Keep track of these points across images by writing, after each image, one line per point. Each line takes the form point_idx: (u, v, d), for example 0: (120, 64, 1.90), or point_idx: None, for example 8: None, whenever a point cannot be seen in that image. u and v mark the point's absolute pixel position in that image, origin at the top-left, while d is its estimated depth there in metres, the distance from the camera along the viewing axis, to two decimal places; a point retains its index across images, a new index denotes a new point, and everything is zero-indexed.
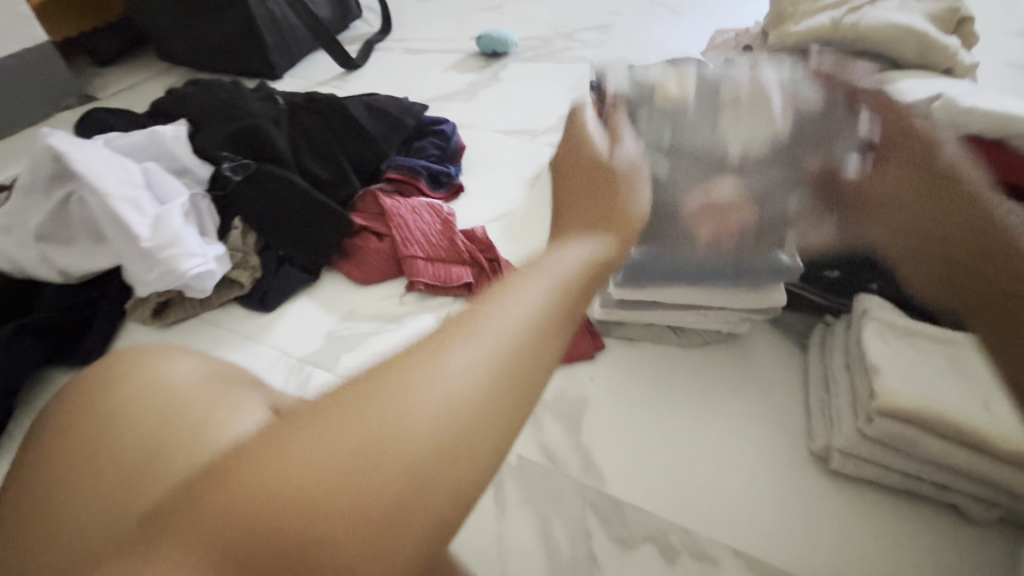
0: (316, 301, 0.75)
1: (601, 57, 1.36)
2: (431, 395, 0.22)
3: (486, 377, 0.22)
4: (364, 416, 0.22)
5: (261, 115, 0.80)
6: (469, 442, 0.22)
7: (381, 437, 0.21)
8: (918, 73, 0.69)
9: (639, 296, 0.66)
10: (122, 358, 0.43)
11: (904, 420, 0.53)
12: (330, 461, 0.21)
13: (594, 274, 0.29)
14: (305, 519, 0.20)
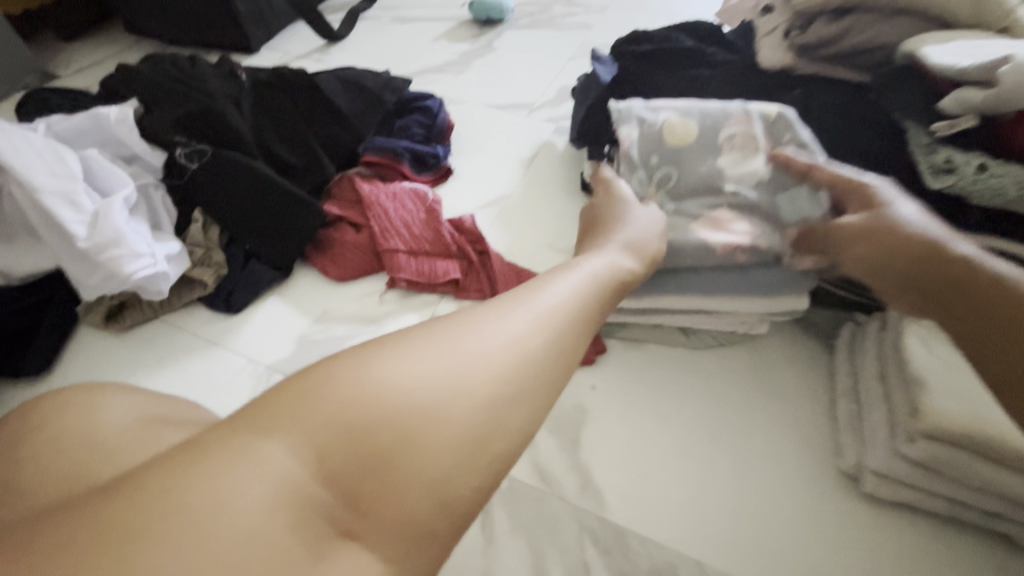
0: (288, 300, 0.68)
1: (605, 23, 1.25)
2: (495, 344, 0.32)
3: (539, 339, 0.33)
4: (451, 354, 0.31)
5: (220, 94, 0.72)
6: (483, 446, 0.29)
7: (469, 364, 0.31)
8: (971, 32, 0.59)
9: (642, 301, 0.59)
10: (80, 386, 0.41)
11: (951, 442, 0.46)
12: (429, 383, 0.29)
13: (597, 302, 0.40)
14: (403, 431, 0.28)
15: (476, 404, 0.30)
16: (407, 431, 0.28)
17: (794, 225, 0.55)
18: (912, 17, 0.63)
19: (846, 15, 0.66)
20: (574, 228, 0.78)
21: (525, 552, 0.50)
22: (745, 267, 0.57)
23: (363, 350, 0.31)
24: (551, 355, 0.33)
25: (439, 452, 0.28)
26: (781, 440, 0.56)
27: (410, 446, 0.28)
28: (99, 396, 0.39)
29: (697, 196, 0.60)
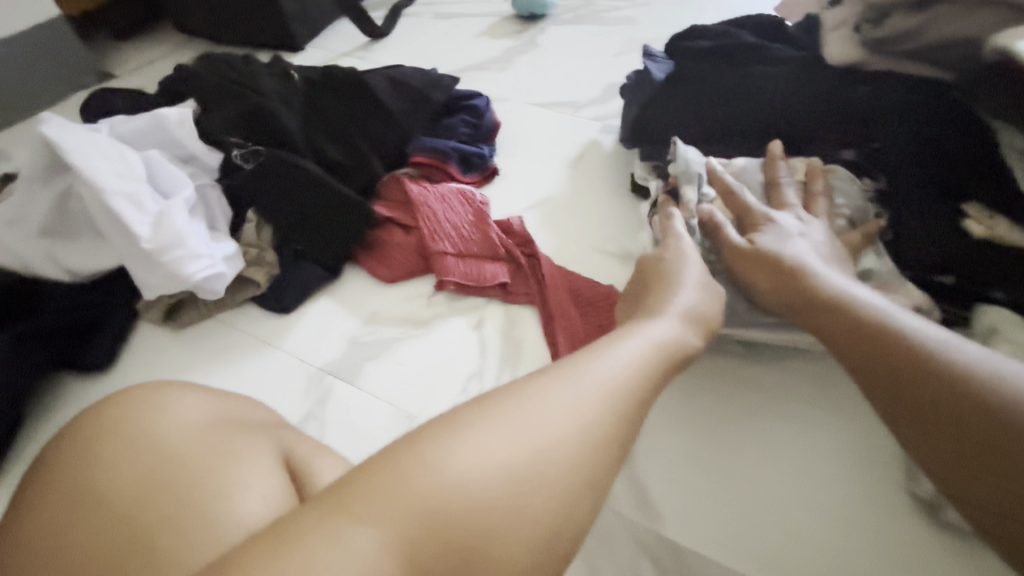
0: (337, 302, 0.68)
1: (652, 17, 1.21)
2: (557, 421, 0.35)
3: (598, 415, 0.36)
4: (516, 436, 0.34)
5: (271, 94, 0.72)
6: (557, 523, 0.33)
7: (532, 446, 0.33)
8: None
9: None
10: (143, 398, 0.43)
11: None
12: (497, 470, 0.32)
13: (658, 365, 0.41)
14: (481, 520, 0.31)
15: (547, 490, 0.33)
16: (490, 520, 0.31)
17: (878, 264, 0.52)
18: (1003, 9, 0.58)
19: (925, 9, 0.62)
20: (624, 231, 0.75)
21: None
22: None
23: (441, 439, 0.33)
24: (610, 429, 0.36)
25: (515, 539, 0.31)
26: (850, 459, 0.53)
27: (494, 532, 0.31)
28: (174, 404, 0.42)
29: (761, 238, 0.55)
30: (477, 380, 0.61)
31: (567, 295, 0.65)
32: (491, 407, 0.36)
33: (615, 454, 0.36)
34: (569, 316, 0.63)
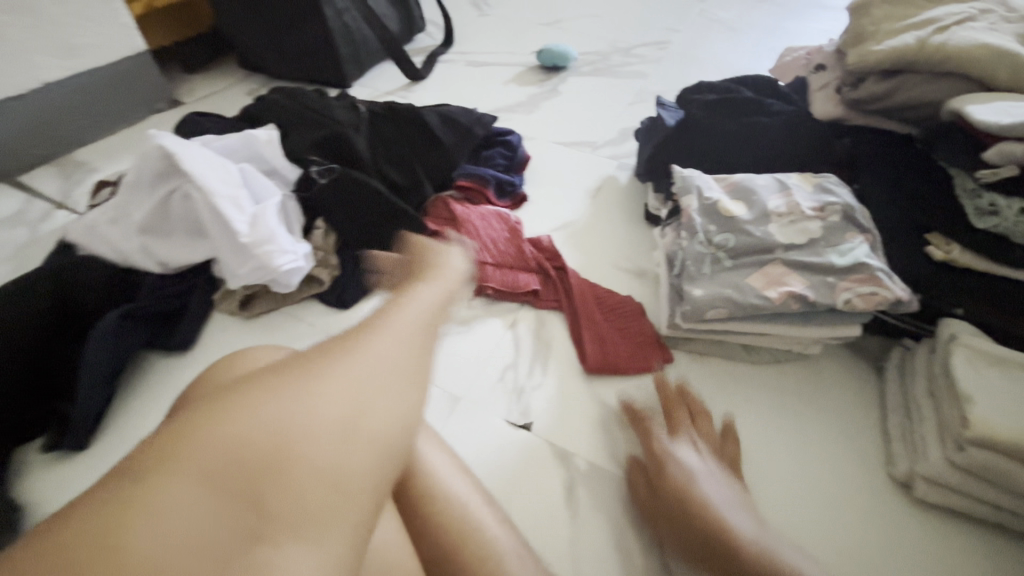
0: (389, 301, 0.78)
1: (660, 72, 1.37)
2: (386, 364, 0.34)
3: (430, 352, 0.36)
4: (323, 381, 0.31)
5: (344, 123, 0.84)
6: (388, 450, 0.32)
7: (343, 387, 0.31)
8: (1010, 95, 0.67)
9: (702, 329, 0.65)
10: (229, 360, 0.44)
11: (996, 449, 0.50)
12: (328, 413, 0.30)
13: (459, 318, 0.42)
14: (299, 463, 0.29)
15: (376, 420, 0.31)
16: (298, 462, 0.29)
17: (850, 274, 0.59)
18: (956, 79, 0.71)
19: (895, 76, 0.75)
20: (638, 252, 0.86)
21: (603, 526, 0.56)
22: (807, 313, 0.62)
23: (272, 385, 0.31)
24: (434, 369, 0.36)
25: (338, 475, 0.29)
26: (835, 446, 0.62)
27: (304, 478, 0.28)
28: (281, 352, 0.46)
29: (753, 254, 0.63)
30: (513, 371, 0.70)
31: (592, 302, 0.74)
32: (306, 361, 0.33)
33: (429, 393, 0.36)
34: (594, 319, 0.72)
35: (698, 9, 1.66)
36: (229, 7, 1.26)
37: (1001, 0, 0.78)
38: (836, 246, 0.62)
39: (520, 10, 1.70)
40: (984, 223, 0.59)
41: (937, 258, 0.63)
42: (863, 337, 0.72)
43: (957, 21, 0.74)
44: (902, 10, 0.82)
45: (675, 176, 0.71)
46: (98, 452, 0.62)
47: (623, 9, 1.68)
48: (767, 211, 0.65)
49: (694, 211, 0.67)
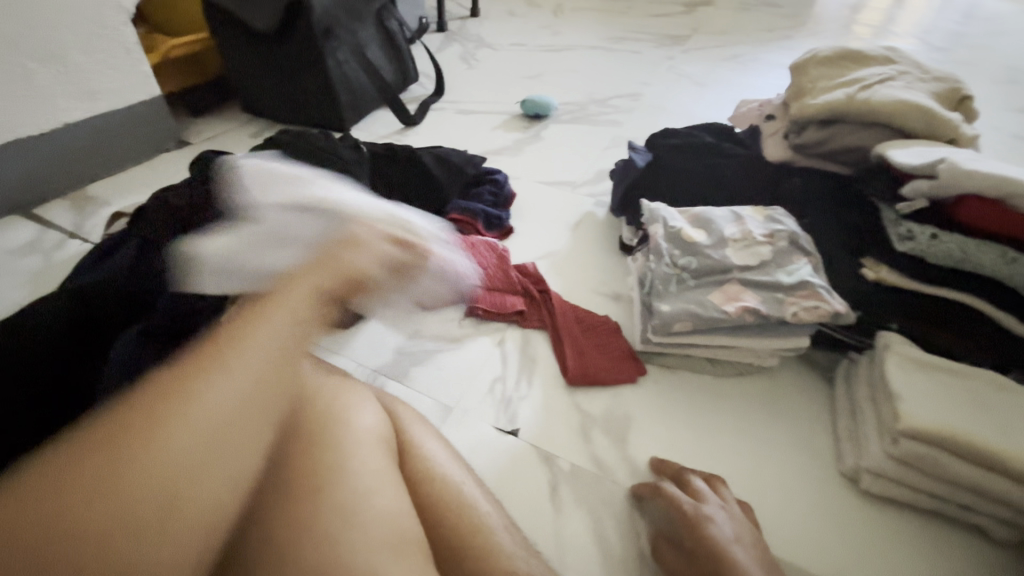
0: (386, 321, 0.84)
1: (633, 120, 1.51)
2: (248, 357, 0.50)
3: None
4: None
5: (348, 160, 0.93)
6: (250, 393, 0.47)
7: None
8: (925, 142, 0.79)
9: (672, 341, 0.73)
10: None
11: (925, 440, 0.58)
12: None
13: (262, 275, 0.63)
14: None
15: None
16: None
17: (796, 290, 0.68)
18: (881, 128, 0.83)
19: (831, 125, 0.87)
20: (614, 279, 0.95)
21: (586, 520, 0.61)
22: (762, 325, 0.70)
23: None
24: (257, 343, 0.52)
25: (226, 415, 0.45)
26: (793, 447, 0.69)
27: None
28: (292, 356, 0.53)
29: (712, 275, 0.72)
30: (502, 383, 0.76)
31: (573, 320, 0.82)
32: None
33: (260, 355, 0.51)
34: (575, 336, 0.80)
35: (667, 65, 1.84)
36: (238, 57, 1.37)
37: (916, 63, 0.92)
38: (785, 266, 0.71)
39: (506, 64, 1.86)
40: (904, 246, 0.69)
41: (869, 278, 0.72)
42: (816, 352, 0.80)
43: (879, 80, 0.87)
44: (834, 71, 0.95)
45: (644, 209, 0.81)
46: None
47: (599, 64, 1.85)
48: (724, 238, 0.75)
49: (661, 237, 0.77)
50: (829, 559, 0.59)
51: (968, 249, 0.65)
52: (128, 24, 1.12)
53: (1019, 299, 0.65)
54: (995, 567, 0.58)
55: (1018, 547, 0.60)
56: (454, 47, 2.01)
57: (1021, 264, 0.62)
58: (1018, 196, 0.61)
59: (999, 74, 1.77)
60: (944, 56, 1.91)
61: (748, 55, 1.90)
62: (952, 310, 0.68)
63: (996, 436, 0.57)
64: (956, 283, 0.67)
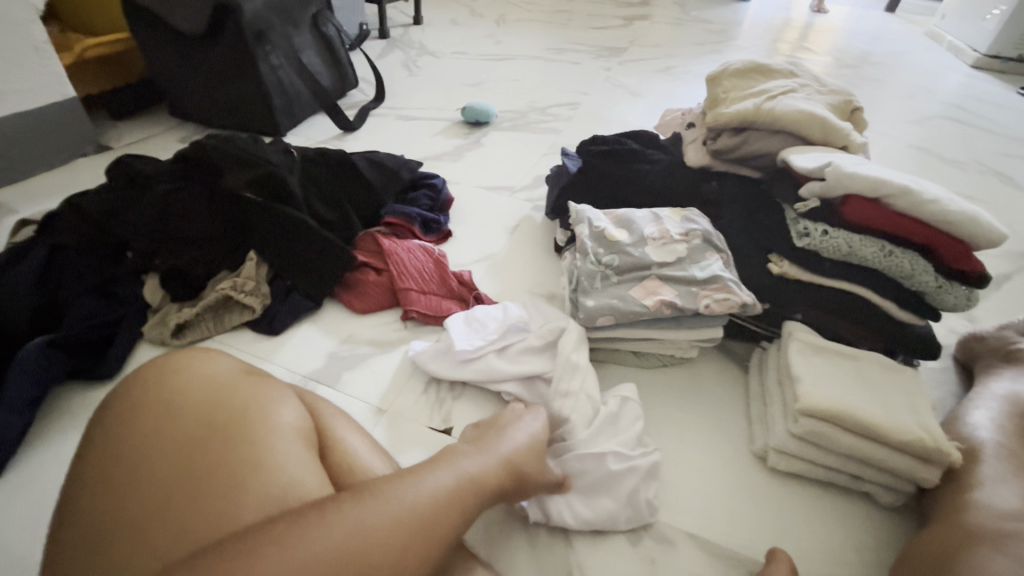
0: (319, 326, 0.84)
1: (571, 128, 1.56)
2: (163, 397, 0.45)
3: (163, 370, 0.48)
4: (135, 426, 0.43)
5: (278, 163, 0.91)
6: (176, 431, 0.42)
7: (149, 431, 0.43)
8: (821, 148, 0.87)
9: (598, 335, 0.76)
10: (153, 371, 0.48)
11: (822, 418, 0.63)
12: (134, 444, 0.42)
13: None
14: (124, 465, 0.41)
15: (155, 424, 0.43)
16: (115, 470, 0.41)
17: (709, 284, 0.73)
18: (785, 136, 0.90)
19: (742, 131, 0.93)
20: (549, 279, 0.98)
21: (517, 513, 0.63)
22: (679, 317, 0.75)
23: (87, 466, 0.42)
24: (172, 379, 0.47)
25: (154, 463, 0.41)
26: (711, 431, 0.74)
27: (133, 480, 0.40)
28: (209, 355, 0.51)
29: (633, 272, 0.76)
30: (436, 384, 0.76)
31: None
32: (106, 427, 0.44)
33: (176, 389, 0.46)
34: None
35: (603, 76, 1.91)
36: (163, 59, 1.32)
37: (815, 78, 1.01)
38: (700, 262, 0.76)
39: (448, 72, 1.88)
40: (802, 242, 0.75)
41: (774, 272, 0.78)
42: (733, 342, 0.86)
43: (783, 92, 0.95)
44: (745, 83, 1.03)
45: (571, 210, 0.85)
46: (15, 477, 0.63)
47: (539, 74, 1.90)
48: (645, 237, 0.79)
49: (587, 237, 0.80)
50: (741, 532, 0.63)
51: (853, 244, 0.72)
52: (37, 22, 1.06)
53: (897, 288, 0.73)
54: (883, 527, 0.64)
55: (902, 508, 0.66)
56: (396, 54, 2.01)
57: (897, 256, 0.70)
58: (891, 196, 0.68)
59: (897, 90, 1.96)
60: (852, 72, 2.09)
61: (679, 68, 2.01)
62: (849, 299, 0.75)
63: (880, 411, 0.63)
64: (847, 275, 0.74)
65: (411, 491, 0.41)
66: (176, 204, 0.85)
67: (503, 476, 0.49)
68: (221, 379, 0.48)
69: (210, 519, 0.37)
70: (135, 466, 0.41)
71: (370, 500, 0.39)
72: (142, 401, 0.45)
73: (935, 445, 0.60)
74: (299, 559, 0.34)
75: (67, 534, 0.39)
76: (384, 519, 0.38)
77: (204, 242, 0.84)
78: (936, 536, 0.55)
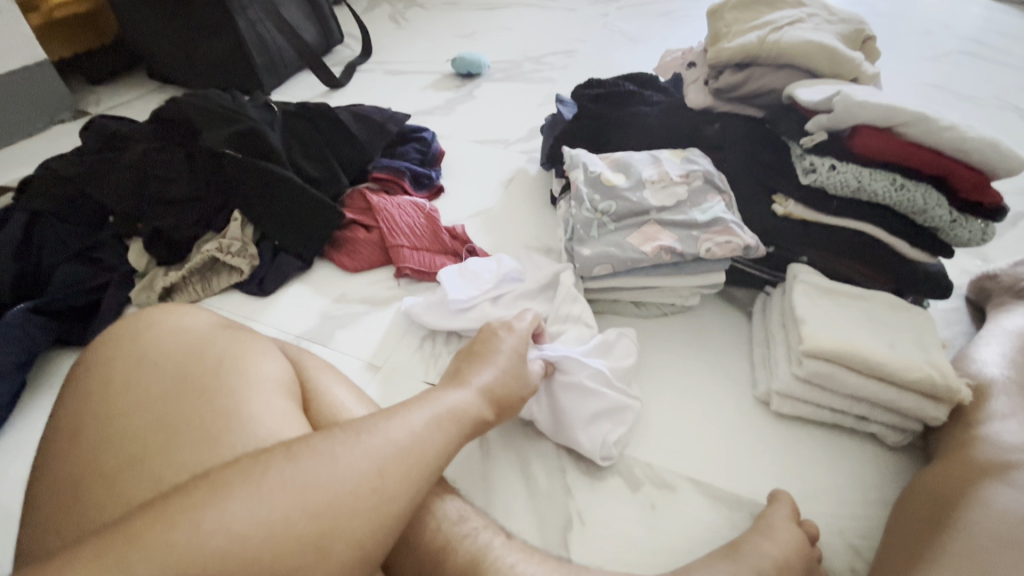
0: (310, 286, 0.82)
1: (567, 77, 1.49)
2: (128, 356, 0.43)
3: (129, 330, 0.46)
4: (106, 385, 0.42)
5: (258, 119, 0.87)
6: (141, 388, 0.41)
7: (118, 389, 0.41)
8: (830, 81, 0.81)
9: (596, 285, 0.74)
10: (126, 326, 0.46)
11: (826, 358, 0.62)
12: (106, 401, 0.41)
13: None
14: (96, 421, 0.40)
15: (126, 384, 0.42)
16: (88, 426, 0.40)
17: (709, 227, 0.70)
18: (792, 69, 0.85)
19: (745, 68, 0.88)
20: (546, 232, 0.95)
21: (515, 464, 0.62)
22: (680, 263, 0.72)
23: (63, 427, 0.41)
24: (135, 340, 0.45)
25: (125, 417, 0.40)
26: (713, 378, 0.72)
27: (103, 436, 0.39)
28: (186, 308, 0.49)
29: (631, 218, 0.73)
30: (431, 340, 0.75)
31: None
32: (79, 389, 0.42)
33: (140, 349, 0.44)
34: None
35: (601, 22, 1.82)
36: (135, 17, 1.26)
37: (825, 6, 0.94)
38: (701, 205, 0.73)
39: (437, 23, 1.79)
40: (808, 179, 0.71)
41: (779, 213, 0.75)
42: (735, 289, 0.84)
43: (789, 22, 0.89)
44: (749, 15, 0.97)
45: (565, 156, 0.81)
46: (10, 441, 0.63)
47: (534, 22, 1.81)
48: (643, 181, 0.75)
49: (582, 183, 0.77)
50: (742, 475, 0.62)
51: (863, 178, 0.68)
52: None
53: (907, 224, 0.70)
54: (887, 468, 0.63)
55: (907, 448, 0.65)
56: (382, 6, 1.92)
57: (909, 189, 0.67)
58: (904, 124, 0.64)
59: (913, 25, 1.86)
60: (865, 8, 1.97)
61: (681, 10, 1.91)
62: (858, 238, 0.72)
63: (887, 350, 0.61)
64: (855, 212, 0.71)
65: (389, 424, 0.40)
66: (154, 165, 0.82)
67: (485, 412, 0.48)
68: (196, 330, 0.46)
69: (185, 461, 0.37)
70: (104, 425, 0.40)
71: (347, 435, 0.39)
72: (110, 362, 0.43)
73: (944, 382, 0.58)
74: (273, 493, 0.34)
75: (45, 484, 0.38)
76: (361, 452, 0.38)
77: (187, 203, 0.82)
78: (940, 470, 0.54)
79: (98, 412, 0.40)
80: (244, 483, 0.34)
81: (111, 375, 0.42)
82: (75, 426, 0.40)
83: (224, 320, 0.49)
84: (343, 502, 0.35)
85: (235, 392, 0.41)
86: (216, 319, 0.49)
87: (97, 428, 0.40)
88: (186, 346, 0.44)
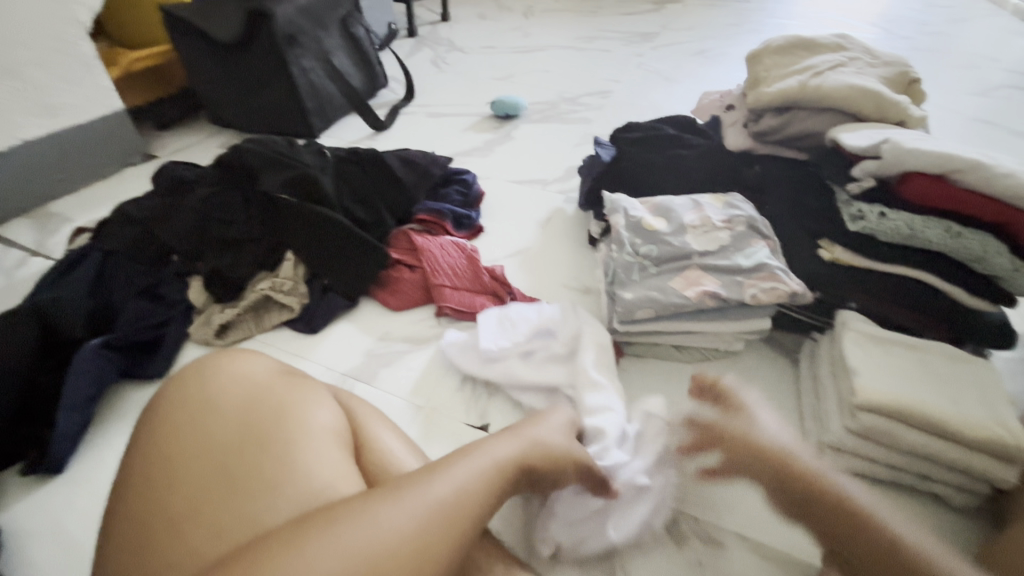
0: (355, 324, 0.84)
1: (603, 116, 1.52)
2: (194, 405, 0.46)
3: (197, 378, 0.48)
4: (175, 433, 0.44)
5: (311, 165, 0.93)
6: (207, 439, 0.43)
7: (186, 438, 0.43)
8: (875, 125, 0.81)
9: (638, 329, 0.74)
10: (194, 370, 0.49)
11: (882, 413, 0.59)
12: (172, 447, 0.43)
13: None
14: (163, 467, 0.42)
15: (193, 431, 0.44)
16: (153, 472, 0.42)
17: (753, 273, 0.69)
18: (835, 113, 0.85)
19: (786, 111, 0.88)
20: (584, 272, 0.95)
21: None
22: (723, 309, 0.71)
23: (135, 470, 0.43)
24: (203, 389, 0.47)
25: (188, 465, 0.42)
26: None
27: (169, 483, 0.41)
28: (249, 352, 0.52)
29: (673, 264, 0.73)
30: (472, 381, 0.76)
31: None
32: (150, 436, 0.45)
33: (207, 398, 0.46)
34: None
35: (636, 62, 1.86)
36: (202, 68, 1.36)
37: (867, 49, 0.94)
38: (743, 250, 0.72)
39: (476, 66, 1.87)
40: (856, 225, 0.70)
41: (825, 259, 0.73)
42: (780, 334, 0.82)
43: (830, 66, 0.89)
44: (788, 59, 0.98)
45: (604, 200, 0.82)
46: (77, 471, 0.66)
47: (570, 63, 1.87)
48: (684, 226, 0.76)
49: (622, 227, 0.77)
50: (795, 534, 0.60)
51: (915, 225, 0.67)
52: (86, 39, 1.11)
53: (965, 271, 0.67)
54: (954, 532, 0.59)
55: (975, 510, 0.61)
56: (425, 50, 2.02)
57: (965, 237, 0.65)
58: (957, 171, 0.63)
59: (958, 60, 1.83)
60: (906, 43, 1.95)
61: (716, 48, 1.94)
62: (912, 286, 0.69)
63: (949, 405, 0.59)
64: (907, 259, 0.69)
65: (431, 485, 0.40)
66: (216, 208, 0.87)
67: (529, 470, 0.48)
68: (259, 377, 0.49)
69: (242, 513, 0.39)
70: (171, 473, 0.41)
71: (399, 494, 0.39)
72: (178, 408, 0.46)
73: (1015, 442, 0.55)
74: (318, 548, 0.35)
75: (115, 527, 0.40)
76: (411, 511, 0.38)
77: (244, 244, 0.86)
78: (1017, 539, 0.51)
79: (166, 460, 0.42)
80: (298, 542, 0.35)
81: (180, 421, 0.45)
82: (143, 472, 0.42)
83: (281, 365, 0.52)
84: (385, 557, 0.36)
85: (297, 447, 0.42)
86: (276, 365, 0.51)
87: (167, 475, 0.41)
88: (250, 396, 0.46)
